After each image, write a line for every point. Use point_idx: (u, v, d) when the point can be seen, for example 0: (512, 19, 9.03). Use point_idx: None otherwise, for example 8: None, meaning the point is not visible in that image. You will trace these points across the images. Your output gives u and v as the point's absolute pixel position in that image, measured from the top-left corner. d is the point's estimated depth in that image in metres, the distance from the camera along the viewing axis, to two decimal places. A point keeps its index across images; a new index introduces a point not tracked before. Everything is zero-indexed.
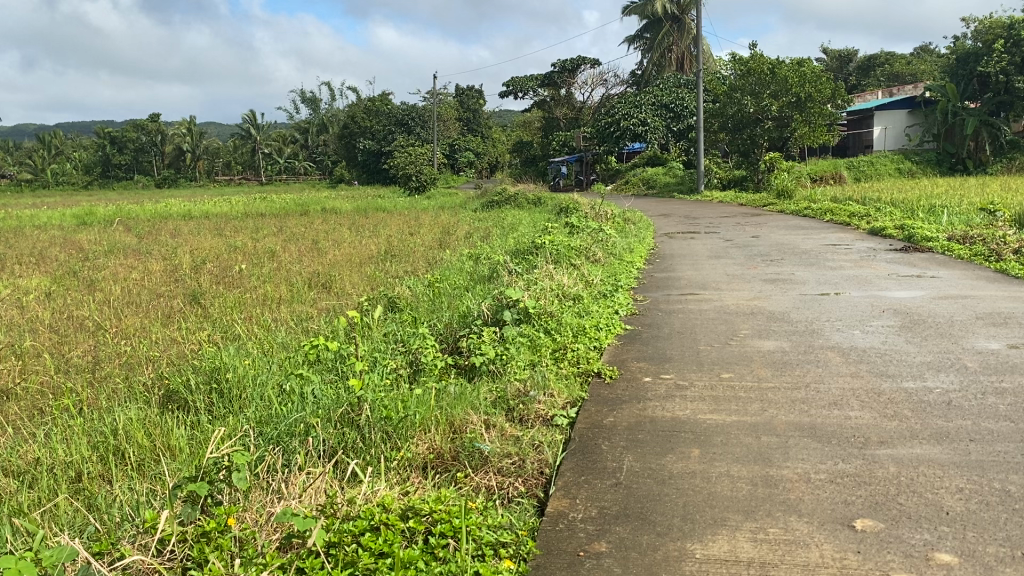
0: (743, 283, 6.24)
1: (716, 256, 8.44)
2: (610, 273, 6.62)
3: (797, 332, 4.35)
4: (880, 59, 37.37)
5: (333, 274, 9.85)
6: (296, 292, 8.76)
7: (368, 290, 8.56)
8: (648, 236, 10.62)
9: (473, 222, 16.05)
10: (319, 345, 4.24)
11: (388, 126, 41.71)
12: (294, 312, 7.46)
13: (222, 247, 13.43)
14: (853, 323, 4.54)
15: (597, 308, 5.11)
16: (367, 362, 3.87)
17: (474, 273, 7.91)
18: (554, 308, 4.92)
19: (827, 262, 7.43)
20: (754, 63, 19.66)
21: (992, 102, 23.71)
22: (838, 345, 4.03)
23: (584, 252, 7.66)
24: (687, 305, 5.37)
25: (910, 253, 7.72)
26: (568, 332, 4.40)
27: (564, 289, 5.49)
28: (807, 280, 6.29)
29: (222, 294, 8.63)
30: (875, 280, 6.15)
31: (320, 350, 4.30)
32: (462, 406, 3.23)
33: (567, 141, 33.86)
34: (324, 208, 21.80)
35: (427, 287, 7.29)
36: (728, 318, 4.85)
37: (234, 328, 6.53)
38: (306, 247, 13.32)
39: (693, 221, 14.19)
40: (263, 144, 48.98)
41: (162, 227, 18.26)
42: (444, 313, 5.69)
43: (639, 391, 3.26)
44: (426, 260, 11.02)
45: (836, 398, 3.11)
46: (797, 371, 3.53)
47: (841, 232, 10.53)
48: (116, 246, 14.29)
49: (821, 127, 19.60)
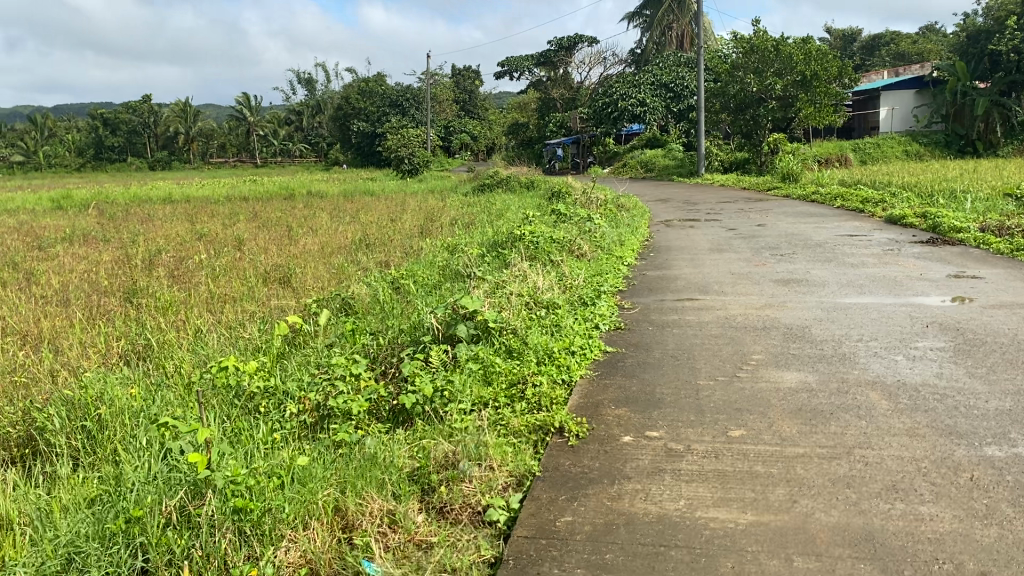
0: (750, 286, 5.28)
1: (718, 248, 7.49)
2: (594, 273, 5.69)
3: (824, 358, 3.42)
4: (886, 39, 36.37)
5: (293, 266, 8.91)
6: (249, 288, 7.82)
7: (328, 286, 7.62)
8: (644, 224, 9.70)
9: (461, 207, 15.04)
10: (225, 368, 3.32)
11: (381, 108, 40.79)
12: (237, 314, 6.55)
13: (187, 235, 12.51)
14: (894, 345, 3.60)
15: (572, 321, 4.18)
16: (263, 417, 2.96)
17: (446, 266, 7.00)
18: (517, 322, 4.02)
19: (847, 257, 6.49)
20: (758, 40, 18.68)
21: (1003, 82, 22.62)
22: (879, 379, 3.08)
23: (566, 244, 6.73)
24: (684, 315, 4.43)
25: (938, 247, 6.78)
26: (529, 357, 3.47)
27: (535, 296, 4.58)
28: (826, 281, 5.34)
29: (161, 291, 7.66)
30: (907, 282, 5.20)
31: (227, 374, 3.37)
32: (368, 477, 2.33)
33: (564, 122, 32.77)
34: (309, 192, 20.81)
35: (391, 287, 6.38)
36: (735, 335, 3.91)
37: (157, 337, 5.62)
38: (279, 233, 12.41)
39: (692, 207, 13.23)
40: (258, 126, 47.83)
41: (136, 211, 17.31)
42: (393, 322, 4.79)
43: (613, 464, 2.32)
44: (404, 249, 10.12)
45: (894, 476, 2.19)
46: (833, 425, 2.60)
47: (855, 220, 9.61)
48: (76, 233, 13.35)
49: (828, 107, 18.42)
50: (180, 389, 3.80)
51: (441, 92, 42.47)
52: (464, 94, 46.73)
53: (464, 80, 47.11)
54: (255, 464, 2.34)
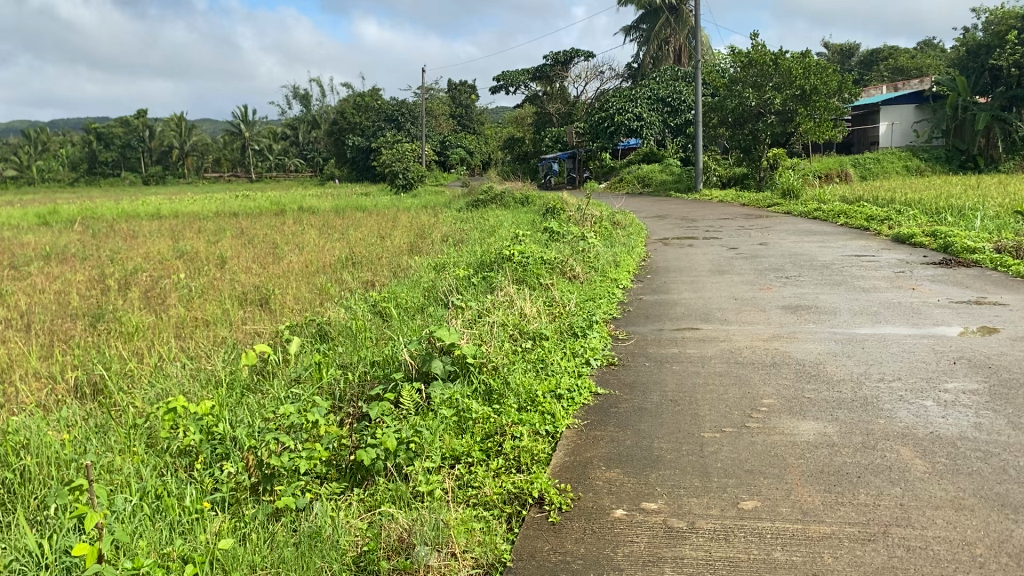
0: (756, 313, 4.88)
1: (720, 269, 7.11)
2: (587, 297, 5.31)
3: (843, 404, 3.02)
4: (884, 54, 36.21)
5: (273, 287, 8.49)
6: (225, 311, 7.41)
7: (307, 309, 7.22)
8: (640, 243, 9.33)
9: (453, 223, 14.65)
10: (169, 415, 2.95)
11: (377, 122, 40.46)
12: (207, 341, 6.16)
13: (169, 252, 12.08)
14: (921, 387, 3.20)
15: (560, 355, 3.79)
16: (197, 485, 2.57)
17: (430, 288, 6.60)
18: (498, 356, 3.62)
19: (856, 280, 6.10)
20: (756, 54, 18.37)
21: (1004, 97, 22.41)
22: (909, 431, 2.68)
23: (557, 265, 6.35)
24: (685, 348, 4.04)
25: (952, 269, 6.40)
26: (510, 402, 3.06)
27: (521, 325, 4.19)
28: (837, 308, 4.95)
29: (130, 313, 7.27)
30: (925, 309, 4.82)
31: (174, 422, 2.98)
32: (305, 565, 1.93)
33: (560, 137, 32.47)
34: (301, 207, 20.42)
35: (372, 311, 5.99)
36: (742, 373, 3.50)
37: (118, 370, 5.22)
38: (265, 251, 11.99)
39: (690, 224, 12.85)
40: (252, 141, 47.47)
41: (122, 227, 16.87)
42: (366, 354, 4.39)
43: (599, 551, 1.93)
44: (391, 268, 9.72)
45: (944, 567, 1.79)
46: (861, 492, 2.20)
47: (860, 238, 9.24)
48: (56, 251, 12.89)
49: (827, 122, 18.15)
50: (125, 436, 3.41)
51: (437, 106, 42.19)
52: (461, 109, 46.51)
53: (461, 95, 46.87)
54: (169, 551, 1.95)
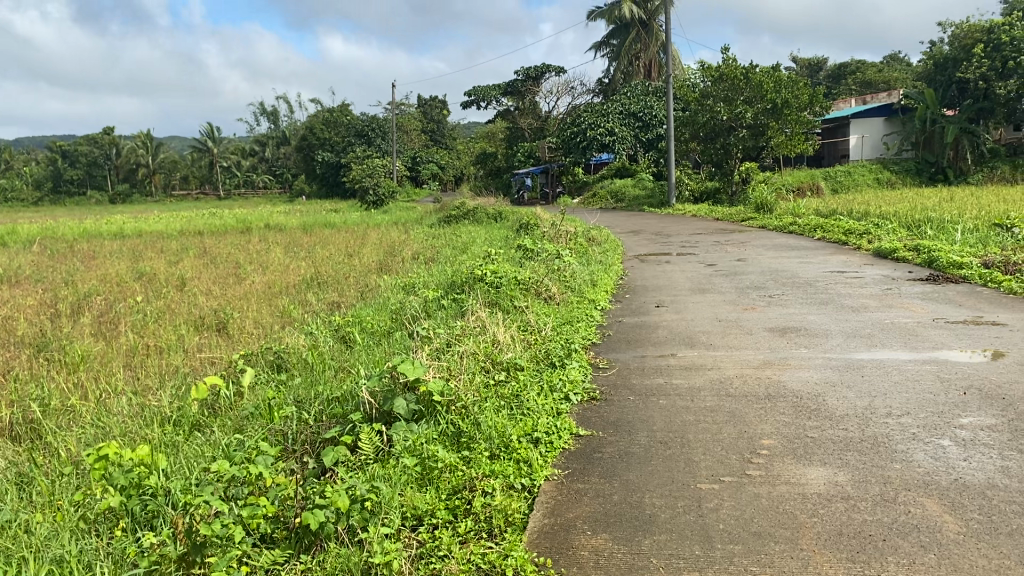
0: (743, 337, 4.58)
1: (700, 288, 6.82)
2: (563, 321, 4.98)
3: (854, 445, 2.70)
4: (851, 68, 36.45)
5: (232, 310, 8.06)
6: (179, 337, 6.96)
7: (269, 334, 6.83)
8: (616, 260, 9.05)
9: (424, 240, 14.25)
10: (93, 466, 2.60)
11: (347, 138, 40.00)
12: (157, 372, 5.75)
13: (127, 274, 11.57)
14: (934, 424, 2.89)
15: (535, 391, 3.44)
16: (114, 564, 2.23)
17: (396, 311, 6.25)
18: (469, 394, 3.27)
19: (845, 299, 5.83)
20: (727, 68, 18.23)
21: (972, 109, 22.49)
22: (932, 480, 2.37)
23: (532, 285, 6.02)
24: (670, 378, 3.72)
25: (941, 286, 6.16)
26: (481, 448, 2.73)
27: (492, 355, 3.85)
28: (829, 330, 4.66)
29: (77, 341, 6.81)
30: (923, 331, 4.55)
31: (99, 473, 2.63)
32: None
33: (532, 152, 32.28)
34: (268, 225, 19.96)
35: (335, 337, 5.62)
36: (735, 409, 3.17)
37: (55, 406, 4.82)
38: (227, 272, 11.53)
39: (664, 240, 12.60)
40: (221, 158, 46.77)
41: (82, 248, 16.28)
42: (324, 388, 4.03)
43: None
44: (358, 288, 9.34)
45: None
46: (889, 561, 1.89)
47: (840, 253, 9.02)
48: (6, 274, 12.28)
49: (799, 136, 18.15)
50: (47, 490, 3.04)
51: (408, 121, 41.81)
52: (431, 125, 46.27)
53: (432, 110, 46.54)
54: None
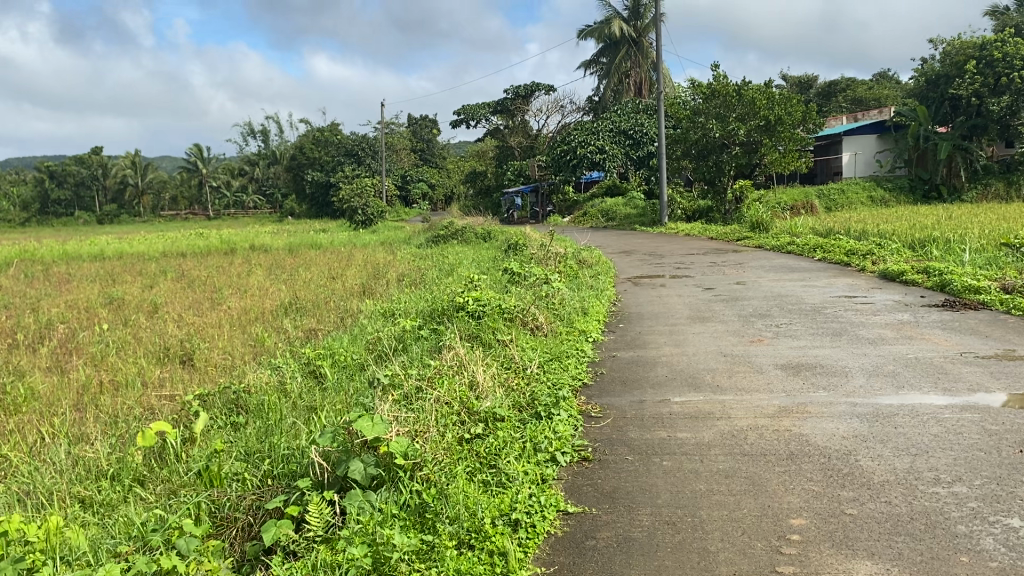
0: (753, 376, 4.09)
1: (700, 316, 6.34)
2: (551, 358, 4.47)
3: (906, 527, 2.20)
4: (841, 85, 36.10)
5: (201, 340, 7.50)
6: (137, 372, 6.37)
7: (235, 369, 6.26)
8: (609, 285, 8.56)
9: (410, 262, 13.67)
10: None
11: (336, 157, 39.48)
12: (105, 411, 5.20)
13: (99, 300, 10.96)
14: (995, 496, 2.39)
15: (520, 453, 2.91)
16: None
17: (370, 343, 5.70)
18: (440, 457, 2.75)
19: (859, 329, 5.34)
20: (719, 85, 17.80)
21: (965, 126, 22.14)
22: None
23: (517, 315, 5.50)
24: (675, 431, 3.22)
25: (960, 314, 5.69)
26: (446, 534, 2.22)
27: (470, 404, 3.32)
28: (848, 368, 4.17)
29: (25, 378, 6.22)
30: (953, 368, 4.07)
31: None
32: None
33: (522, 170, 31.81)
34: (253, 247, 19.37)
35: (303, 373, 5.08)
36: (755, 474, 2.67)
37: None
38: (204, 296, 10.95)
39: (657, 260, 12.12)
40: (210, 177, 46.14)
41: (56, 271, 15.63)
42: (277, 440, 3.50)
43: None
44: (337, 315, 8.81)
45: None
46: None
47: (844, 277, 8.55)
48: None
49: (791, 153, 17.79)
50: None
51: (397, 141, 41.35)
52: (421, 144, 45.90)
53: (422, 129, 46.15)
54: None
